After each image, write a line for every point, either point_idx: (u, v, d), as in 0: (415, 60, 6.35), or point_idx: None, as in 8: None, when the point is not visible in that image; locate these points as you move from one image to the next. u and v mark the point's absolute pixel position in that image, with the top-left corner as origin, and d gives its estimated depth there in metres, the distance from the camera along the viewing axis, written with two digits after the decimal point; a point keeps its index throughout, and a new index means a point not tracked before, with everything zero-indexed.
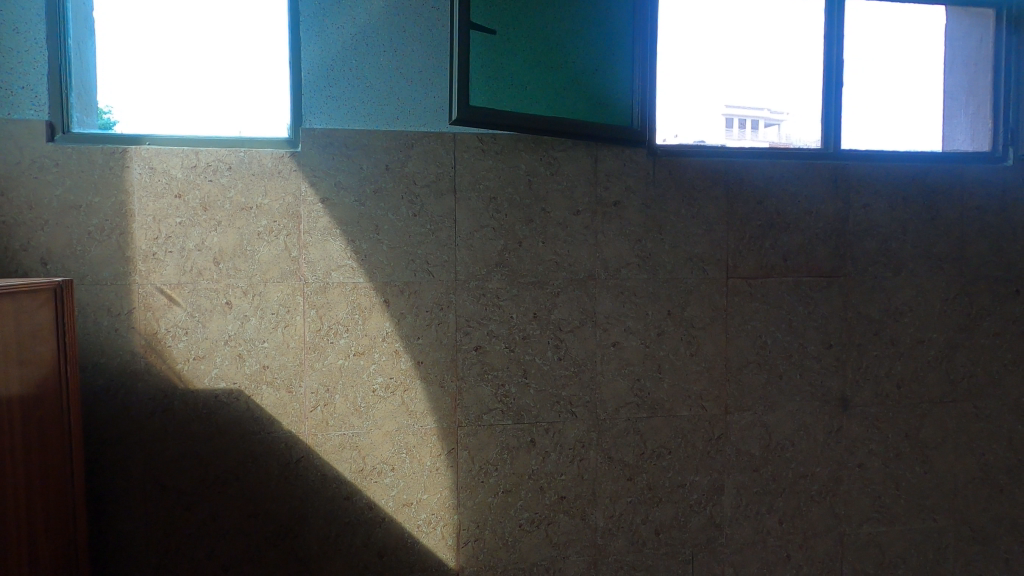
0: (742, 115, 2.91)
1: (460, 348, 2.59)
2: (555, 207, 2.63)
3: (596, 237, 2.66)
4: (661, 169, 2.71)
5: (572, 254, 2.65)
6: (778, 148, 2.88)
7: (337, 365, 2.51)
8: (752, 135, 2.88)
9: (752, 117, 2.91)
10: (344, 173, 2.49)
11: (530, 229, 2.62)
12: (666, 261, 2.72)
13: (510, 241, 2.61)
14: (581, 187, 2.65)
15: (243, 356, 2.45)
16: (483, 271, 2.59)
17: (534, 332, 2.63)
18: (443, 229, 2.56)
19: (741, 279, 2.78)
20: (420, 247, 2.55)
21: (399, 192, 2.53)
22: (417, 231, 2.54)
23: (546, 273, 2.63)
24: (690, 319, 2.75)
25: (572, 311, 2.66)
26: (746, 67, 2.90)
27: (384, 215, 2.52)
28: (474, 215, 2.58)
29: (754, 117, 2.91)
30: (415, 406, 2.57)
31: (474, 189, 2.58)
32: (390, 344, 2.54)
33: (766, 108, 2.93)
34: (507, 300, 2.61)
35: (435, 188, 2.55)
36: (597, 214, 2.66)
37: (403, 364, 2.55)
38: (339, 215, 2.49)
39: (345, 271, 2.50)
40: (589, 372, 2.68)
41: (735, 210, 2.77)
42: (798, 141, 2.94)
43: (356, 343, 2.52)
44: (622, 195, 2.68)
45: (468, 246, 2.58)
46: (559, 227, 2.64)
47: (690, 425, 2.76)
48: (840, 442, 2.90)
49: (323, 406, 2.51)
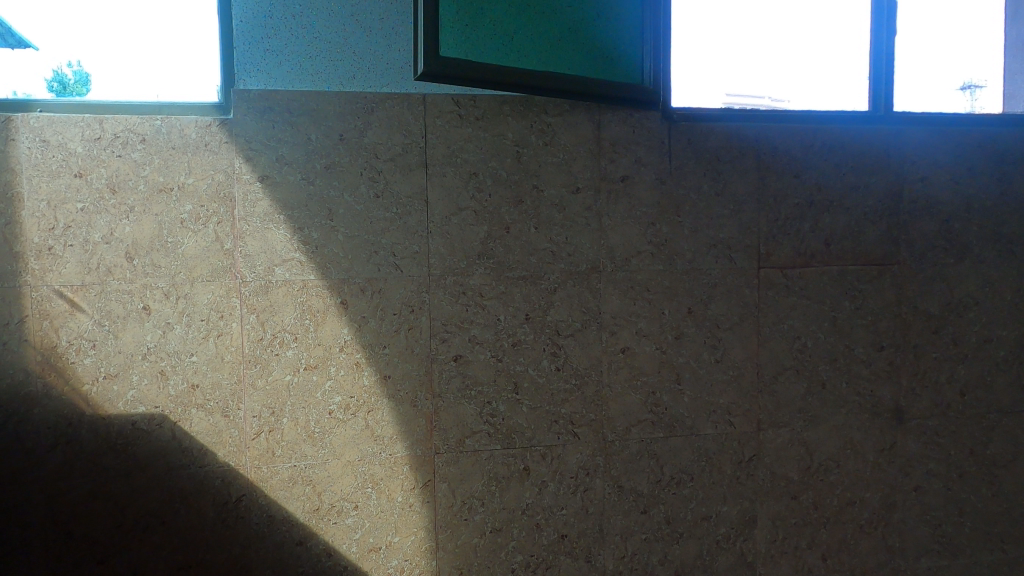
0: (743, 105, 2.32)
1: (435, 358, 2.12)
2: (550, 185, 2.16)
3: (601, 220, 2.19)
4: (679, 136, 2.23)
5: (572, 242, 2.17)
6: (792, 134, 2.31)
7: (283, 382, 2.05)
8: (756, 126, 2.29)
9: (756, 106, 2.32)
10: (288, 146, 2.02)
11: (520, 212, 2.14)
12: (686, 248, 2.24)
13: (497, 226, 2.13)
14: (582, 160, 2.17)
15: (166, 374, 1.99)
16: (463, 263, 2.12)
17: (527, 337, 2.16)
18: (414, 213, 2.09)
19: (775, 269, 2.30)
20: (385, 236, 2.08)
21: (356, 169, 2.05)
22: (380, 217, 2.07)
23: (540, 266, 2.16)
24: (715, 318, 2.27)
25: (572, 311, 2.18)
26: (762, 38, 2.33)
27: (339, 198, 2.05)
28: (451, 195, 2.11)
29: (753, 108, 2.31)
30: (381, 431, 2.10)
31: (450, 163, 2.10)
32: (350, 355, 2.08)
33: (769, 96, 2.34)
34: (493, 299, 2.14)
35: (401, 163, 2.07)
36: (601, 192, 2.18)
37: (366, 380, 2.09)
38: (283, 198, 2.02)
39: (292, 267, 2.04)
40: (593, 385, 2.21)
41: (768, 186, 2.29)
42: (812, 120, 2.33)
43: (307, 355, 2.06)
44: (632, 169, 2.20)
45: (443, 234, 2.11)
46: (554, 209, 2.16)
47: (715, 446, 2.30)
48: (893, 462, 2.43)
49: (268, 432, 2.05)
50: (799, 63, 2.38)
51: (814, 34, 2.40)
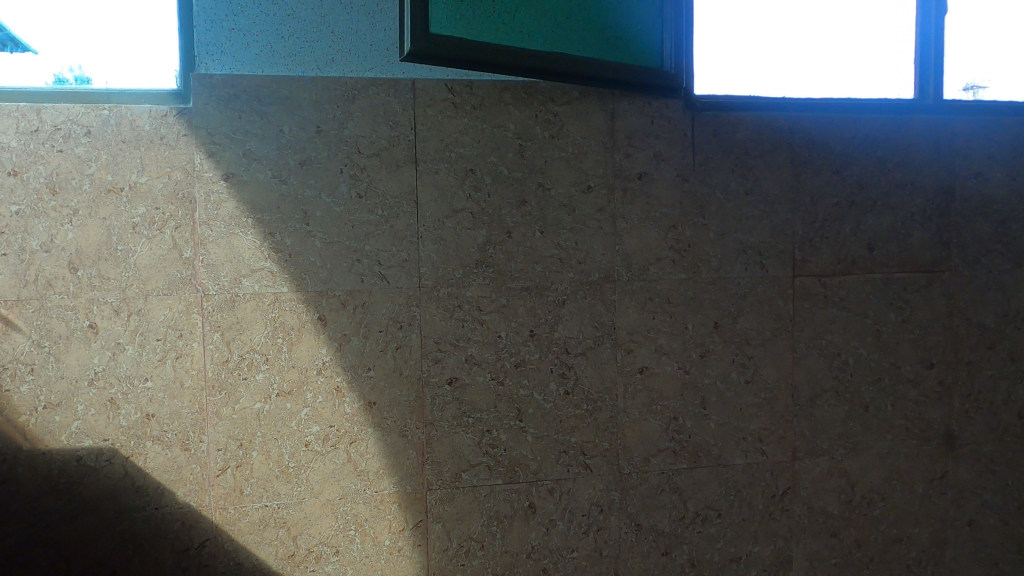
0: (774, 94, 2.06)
1: (427, 382, 1.86)
2: (557, 184, 1.89)
3: (615, 223, 1.92)
4: (704, 128, 1.97)
5: (582, 249, 1.91)
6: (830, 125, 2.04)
7: (252, 410, 1.78)
8: (791, 117, 2.02)
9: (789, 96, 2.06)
10: (257, 139, 1.76)
11: (523, 214, 1.88)
12: (711, 254, 1.98)
13: (497, 230, 1.87)
14: (594, 155, 1.91)
15: (117, 402, 1.72)
16: (459, 273, 1.86)
17: (532, 357, 1.90)
18: (402, 216, 1.83)
19: (812, 278, 2.04)
20: (369, 242, 1.81)
21: (336, 166, 1.79)
22: (363, 220, 1.81)
23: (547, 275, 1.90)
24: (744, 333, 2.01)
25: (582, 327, 1.92)
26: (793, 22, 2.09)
27: (316, 199, 1.79)
28: (444, 195, 1.84)
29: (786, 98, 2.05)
30: (365, 466, 1.84)
31: (443, 159, 1.84)
32: (329, 379, 1.81)
33: (803, 84, 2.08)
34: (493, 313, 1.88)
35: (388, 158, 1.81)
36: (616, 191, 1.92)
37: (347, 407, 1.82)
38: (251, 200, 1.76)
39: (262, 278, 1.77)
40: (607, 411, 1.94)
41: (805, 183, 2.02)
42: (853, 109, 2.07)
43: (279, 379, 1.79)
44: (650, 165, 1.94)
45: (436, 240, 1.84)
46: (563, 210, 1.90)
47: (745, 478, 2.03)
48: (944, 494, 2.15)
49: (235, 468, 1.78)
50: (836, 46, 2.12)
51: (850, 15, 2.14)
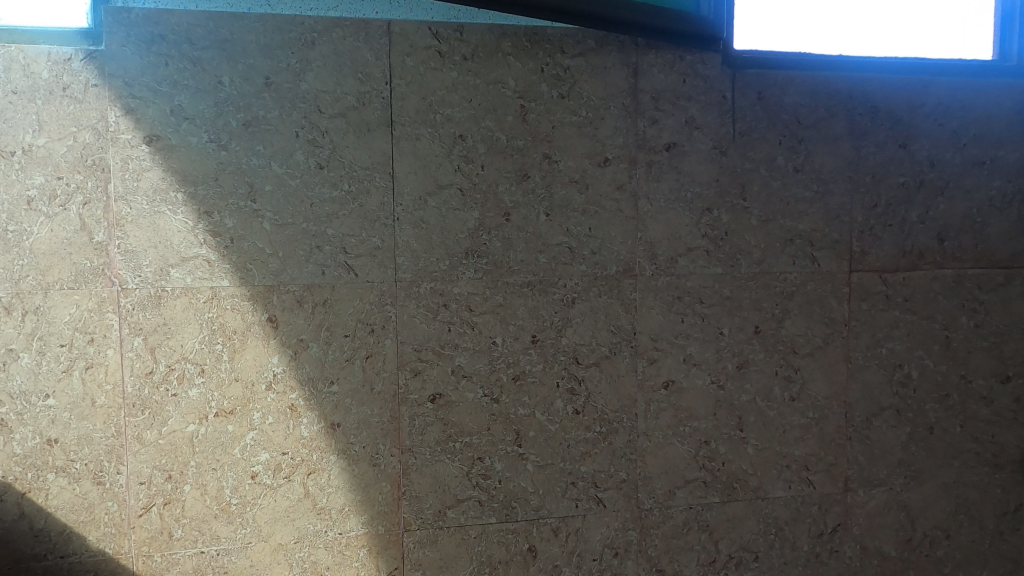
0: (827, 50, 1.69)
1: (404, 399, 1.50)
2: (567, 155, 1.53)
3: (637, 204, 1.57)
4: (746, 89, 1.61)
5: (597, 236, 1.55)
6: (898, 89, 1.68)
7: (184, 435, 1.42)
8: (851, 77, 1.65)
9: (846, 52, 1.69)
10: (188, 92, 1.38)
11: (525, 192, 1.52)
12: (753, 244, 1.62)
13: (492, 212, 1.51)
14: (613, 120, 1.55)
15: (9, 424, 1.36)
16: (444, 265, 1.50)
17: (534, 369, 1.55)
18: (373, 193, 1.46)
19: (871, 273, 1.69)
20: (332, 224, 1.45)
21: (290, 128, 1.42)
22: (325, 197, 1.44)
23: (553, 268, 1.54)
24: (790, 340, 1.66)
25: (596, 332, 1.57)
26: None
27: (265, 170, 1.42)
28: (427, 167, 1.48)
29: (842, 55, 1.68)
30: (326, 502, 1.49)
31: (426, 121, 1.48)
32: (281, 395, 1.45)
33: (862, 40, 1.72)
34: (486, 314, 1.52)
35: (356, 120, 1.44)
36: (639, 164, 1.56)
37: (304, 430, 1.47)
38: (182, 169, 1.39)
39: (196, 269, 1.41)
40: (625, 434, 1.59)
41: (865, 160, 1.67)
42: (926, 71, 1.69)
43: (219, 396, 1.43)
44: (681, 133, 1.58)
45: (415, 223, 1.48)
46: (573, 188, 1.54)
47: (788, 513, 1.69)
48: (1019, 530, 1.82)
49: (162, 506, 1.42)
50: None
51: None
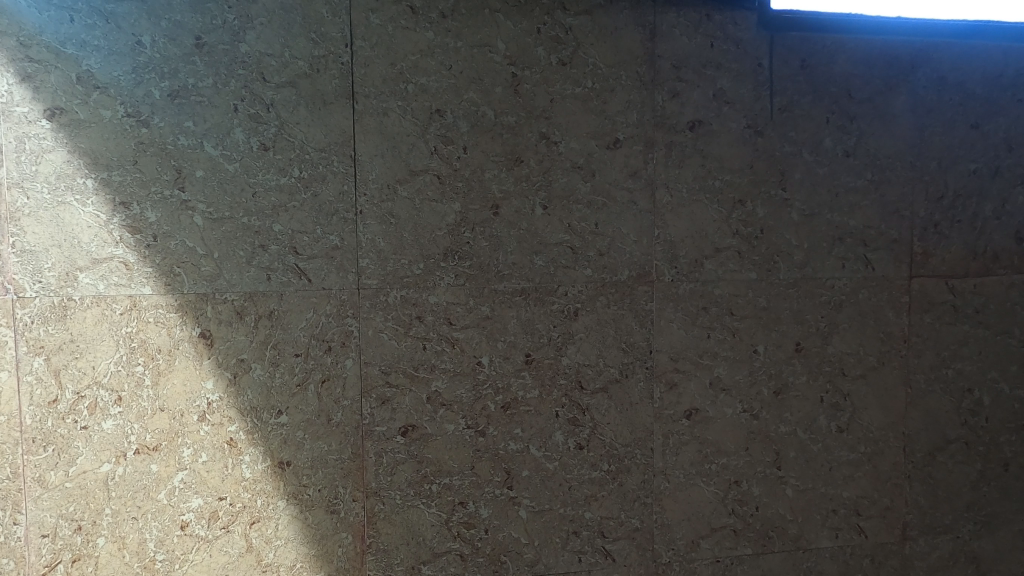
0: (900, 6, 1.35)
1: (369, 432, 1.23)
2: (569, 135, 1.26)
3: (654, 195, 1.29)
4: (787, 56, 1.32)
5: (605, 233, 1.28)
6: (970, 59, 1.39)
7: (97, 476, 1.16)
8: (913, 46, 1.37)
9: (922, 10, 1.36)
10: (99, 55, 1.12)
11: (517, 180, 1.25)
12: (794, 243, 1.34)
13: (477, 204, 1.24)
14: (625, 92, 1.27)
15: None
16: (418, 269, 1.23)
17: (528, 396, 1.27)
18: (331, 181, 1.19)
19: (936, 279, 1.40)
20: (280, 218, 1.18)
21: (227, 100, 1.16)
22: (272, 185, 1.18)
23: (552, 273, 1.26)
24: (838, 359, 1.38)
25: (603, 350, 1.29)
26: None
27: (195, 152, 1.16)
28: (397, 149, 1.21)
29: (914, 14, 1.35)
30: (274, 557, 1.22)
31: (395, 93, 1.20)
32: (217, 428, 1.19)
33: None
34: (469, 328, 1.25)
35: (308, 91, 1.18)
36: (657, 147, 1.28)
37: (246, 470, 1.20)
38: (93, 149, 1.13)
39: (111, 273, 1.15)
40: (638, 473, 1.32)
41: (929, 143, 1.39)
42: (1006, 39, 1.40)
43: (140, 429, 1.17)
44: (708, 108, 1.30)
45: (383, 217, 1.21)
46: (576, 175, 1.26)
47: (835, 567, 1.40)
48: None
49: (70, 564, 1.16)
50: None
51: None
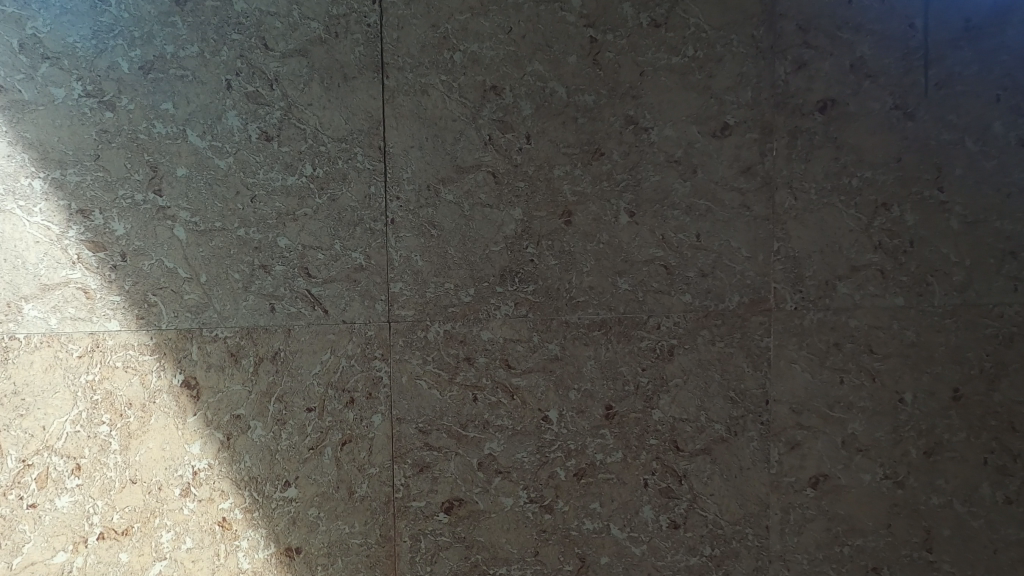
0: None
1: (403, 509, 0.94)
2: (663, 119, 0.96)
3: (773, 198, 0.98)
4: (947, 15, 0.99)
5: (709, 248, 0.98)
6: None
7: (50, 570, 0.88)
8: None
9: None
10: (50, 15, 0.86)
11: (596, 179, 0.95)
12: (953, 258, 1.00)
13: (544, 210, 0.94)
14: (735, 62, 0.97)
15: None
16: (466, 296, 0.93)
17: (608, 460, 0.98)
18: (353, 181, 0.91)
19: None
20: (287, 230, 0.90)
21: (217, 75, 0.88)
22: (277, 187, 0.90)
23: (640, 301, 0.97)
24: None
25: (706, 400, 0.99)
26: None
27: (175, 142, 0.88)
28: (439, 138, 0.92)
29: None
30: None
31: (437, 64, 0.91)
32: (207, 505, 0.90)
33: None
34: (533, 373, 0.95)
35: (324, 62, 0.90)
36: (776, 134, 0.98)
37: (243, 560, 0.91)
38: (43, 142, 0.86)
39: (66, 303, 0.87)
40: (750, 559, 1.01)
41: None
42: None
43: (105, 508, 0.89)
44: (844, 83, 0.99)
45: (420, 227, 0.92)
46: (672, 172, 0.96)
47: None
48: None
49: None
50: None
51: None
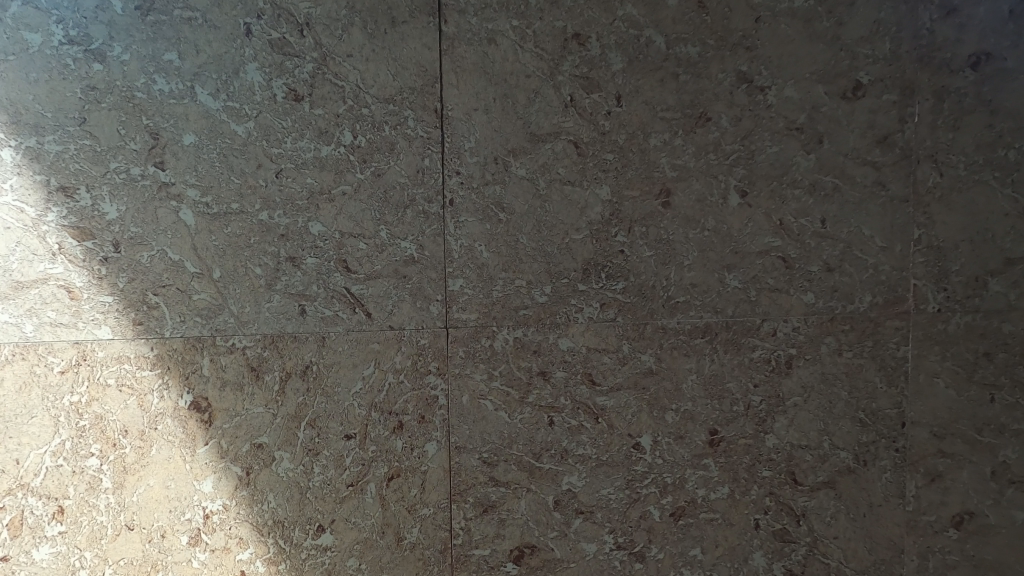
0: None
1: (463, 559, 0.76)
2: (782, 76, 0.77)
3: (913, 175, 0.80)
4: None
5: (837, 236, 0.79)
6: None
7: None
8: None
9: None
10: None
11: (701, 151, 0.77)
12: None
13: (637, 189, 0.76)
14: (871, 6, 0.78)
15: None
16: (541, 295, 0.75)
17: (712, 497, 0.79)
18: (403, 152, 0.73)
19: None
20: (322, 213, 0.72)
21: (235, 18, 0.70)
22: (308, 160, 0.72)
23: (752, 301, 0.79)
24: None
25: (830, 423, 0.81)
26: None
27: (181, 102, 0.70)
28: (508, 100, 0.74)
29: None
30: None
31: (507, 7, 0.73)
32: (222, 557, 0.72)
33: None
34: (621, 391, 0.77)
35: (368, 3, 0.72)
36: (919, 95, 0.79)
37: None
38: (14, 101, 0.68)
39: (45, 305, 0.70)
40: None
41: None
42: None
43: (96, 560, 0.71)
44: (1003, 34, 0.79)
45: (486, 210, 0.74)
46: (793, 142, 0.78)
47: None
48: None
49: None
50: None
51: None
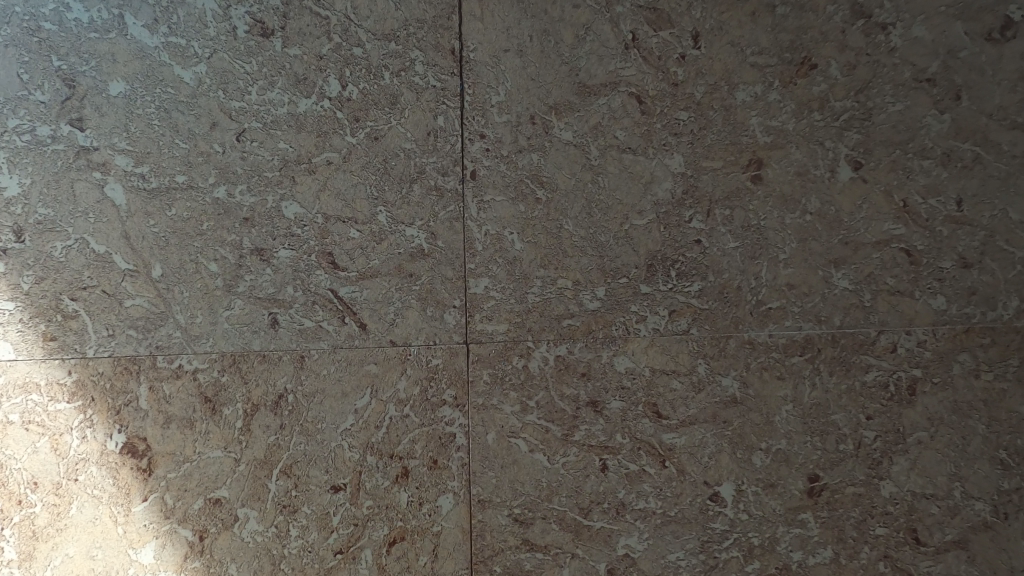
0: None
1: None
2: (910, 9, 0.58)
3: None
4: None
5: (976, 220, 0.59)
6: None
7: None
8: None
9: None
10: None
11: (802, 109, 0.58)
12: None
13: (718, 159, 0.57)
14: None
15: None
16: (591, 300, 0.57)
17: (811, 565, 0.59)
18: (409, 107, 0.54)
19: None
20: (300, 190, 0.54)
21: None
22: (282, 117, 0.53)
23: (867, 308, 0.59)
24: None
25: (965, 468, 0.60)
26: None
27: (107, 37, 0.52)
28: (549, 38, 0.55)
29: None
30: None
31: None
32: None
33: None
34: (695, 426, 0.59)
35: None
36: None
37: None
38: None
39: None
40: None
41: None
42: None
43: None
44: None
45: (519, 186, 0.56)
46: (922, 96, 0.59)
47: None
48: None
49: None
50: None
51: None
